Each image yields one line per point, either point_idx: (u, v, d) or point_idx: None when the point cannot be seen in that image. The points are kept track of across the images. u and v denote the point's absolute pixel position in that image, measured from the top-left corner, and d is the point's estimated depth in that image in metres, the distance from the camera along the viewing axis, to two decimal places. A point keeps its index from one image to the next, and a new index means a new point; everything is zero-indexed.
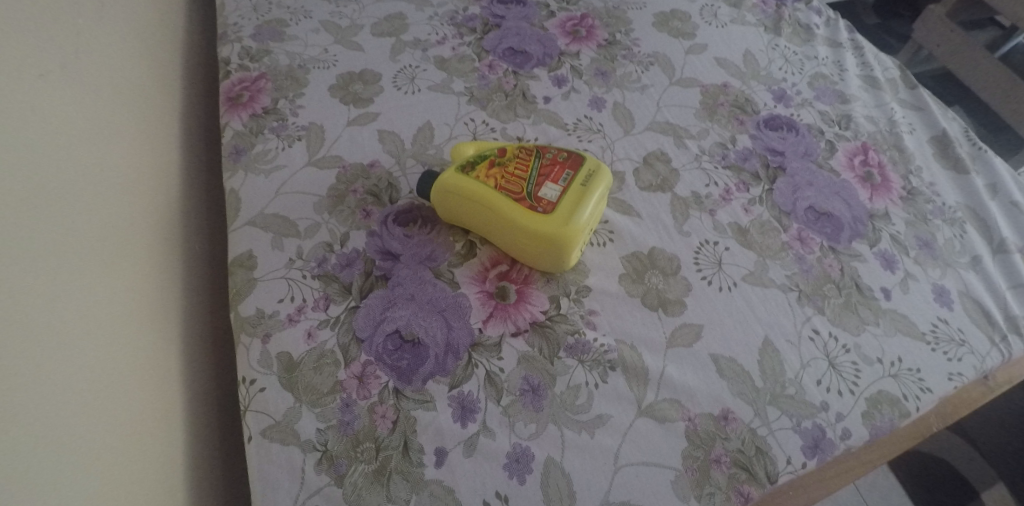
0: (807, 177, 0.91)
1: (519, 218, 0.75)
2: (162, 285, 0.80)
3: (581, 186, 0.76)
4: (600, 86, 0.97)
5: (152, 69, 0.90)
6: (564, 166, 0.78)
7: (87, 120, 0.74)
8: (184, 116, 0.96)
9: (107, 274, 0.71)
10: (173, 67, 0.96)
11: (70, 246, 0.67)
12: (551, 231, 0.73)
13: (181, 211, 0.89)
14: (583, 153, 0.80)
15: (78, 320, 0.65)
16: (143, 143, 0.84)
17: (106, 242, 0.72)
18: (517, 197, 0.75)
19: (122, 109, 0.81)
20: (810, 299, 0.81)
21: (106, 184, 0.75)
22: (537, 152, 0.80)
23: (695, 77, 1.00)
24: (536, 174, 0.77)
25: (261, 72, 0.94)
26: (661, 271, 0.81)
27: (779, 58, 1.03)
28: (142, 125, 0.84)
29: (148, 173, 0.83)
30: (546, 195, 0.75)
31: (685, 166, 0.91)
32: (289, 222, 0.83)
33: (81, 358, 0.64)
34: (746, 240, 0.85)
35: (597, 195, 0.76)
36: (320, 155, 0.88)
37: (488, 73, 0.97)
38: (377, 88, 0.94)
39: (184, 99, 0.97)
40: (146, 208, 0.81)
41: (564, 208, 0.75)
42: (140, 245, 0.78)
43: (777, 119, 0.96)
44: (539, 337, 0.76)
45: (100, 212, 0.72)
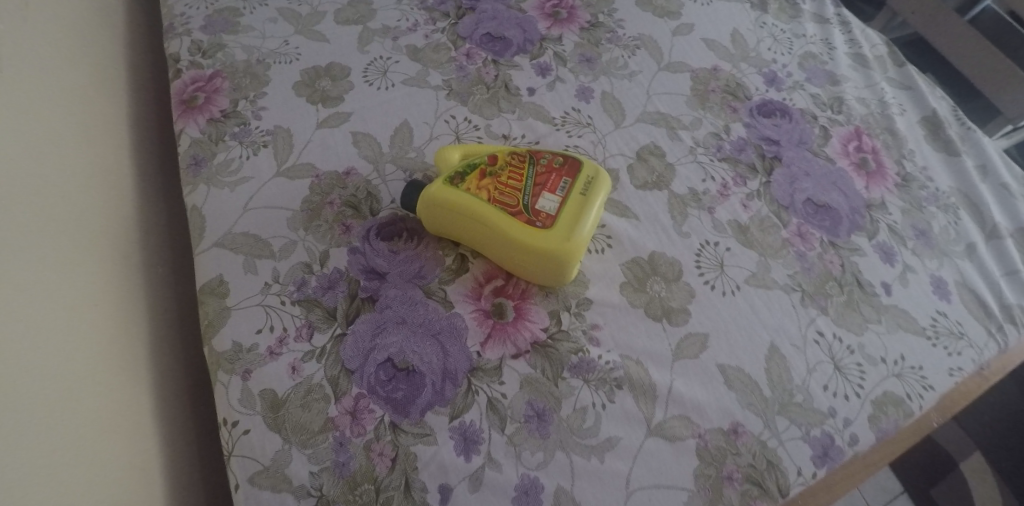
0: (804, 166, 0.87)
1: (516, 233, 0.69)
2: (127, 312, 0.74)
3: (581, 195, 0.71)
4: (585, 74, 0.92)
5: (95, 69, 0.81)
6: (560, 173, 0.73)
7: (26, 137, 0.65)
8: (136, 120, 0.87)
9: (64, 299, 0.64)
10: (119, 65, 0.87)
11: (18, 287, 0.60)
12: (551, 247, 0.68)
13: (141, 226, 0.81)
14: (580, 156, 0.75)
15: (35, 355, 0.59)
16: (92, 155, 0.75)
17: (61, 263, 0.66)
18: (512, 209, 0.70)
19: (64, 119, 0.72)
20: (813, 299, 0.77)
21: (54, 208, 0.67)
22: (530, 157, 0.74)
23: (684, 61, 0.95)
24: (531, 183, 0.72)
25: (216, 70, 0.86)
26: (663, 277, 0.77)
27: (768, 37, 0.98)
28: (89, 134, 0.76)
29: (101, 188, 0.75)
30: (543, 207, 0.70)
31: (680, 160, 0.86)
32: (261, 241, 0.76)
33: (39, 399, 0.58)
34: (747, 238, 0.80)
35: (597, 204, 0.71)
36: (290, 164, 0.81)
37: (466, 63, 0.91)
38: (347, 85, 0.86)
39: (135, 101, 0.88)
40: (102, 228, 0.74)
41: (565, 220, 0.70)
42: (100, 271, 0.71)
43: (770, 104, 0.92)
44: (541, 358, 0.72)
45: (49, 229, 0.66)
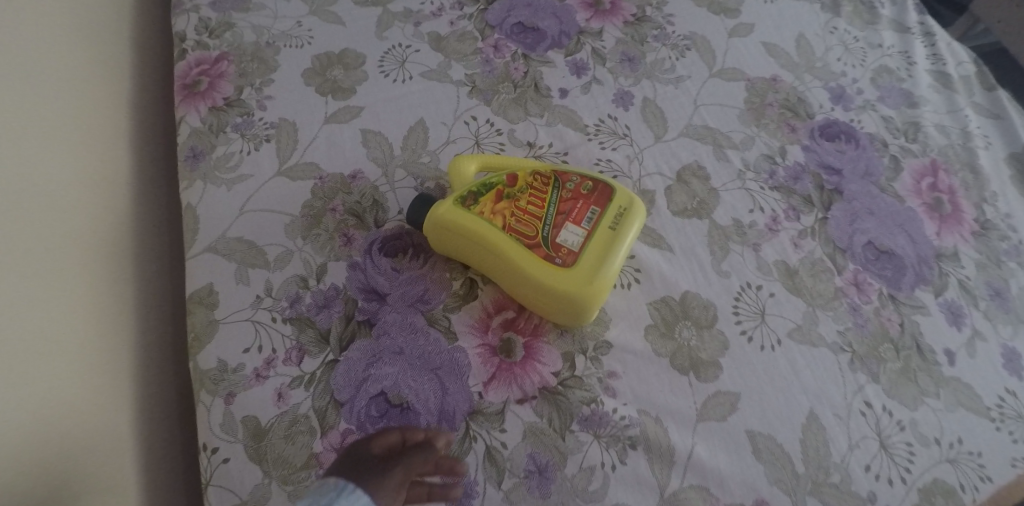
0: (867, 203, 0.77)
1: (532, 270, 0.61)
2: (113, 320, 0.68)
3: (609, 231, 0.63)
4: (626, 76, 0.83)
5: (89, 51, 0.75)
6: (588, 201, 0.64)
7: None
8: (138, 101, 0.81)
9: (27, 304, 0.60)
10: (121, 45, 0.81)
11: None
12: (569, 290, 0.60)
13: (134, 224, 0.75)
14: (613, 183, 0.66)
15: None
16: (77, 147, 0.69)
17: (25, 262, 0.61)
18: (529, 241, 0.62)
19: (43, 108, 0.67)
20: (864, 363, 0.69)
21: (21, 209, 0.62)
22: (556, 179, 0.65)
23: (739, 67, 0.84)
24: (554, 211, 0.63)
25: (222, 52, 0.81)
26: (694, 323, 0.69)
27: (838, 44, 0.87)
28: (76, 123, 0.70)
29: (86, 184, 0.70)
30: (565, 241, 0.62)
31: (726, 185, 0.77)
32: (255, 248, 0.70)
33: None
34: (794, 284, 0.72)
35: (628, 241, 0.63)
36: (291, 162, 0.74)
37: (493, 56, 0.82)
38: (360, 75, 0.80)
39: (139, 79, 0.82)
40: (84, 229, 0.68)
41: (588, 260, 0.61)
42: (80, 278, 0.66)
43: (833, 125, 0.81)
44: (549, 406, 0.65)
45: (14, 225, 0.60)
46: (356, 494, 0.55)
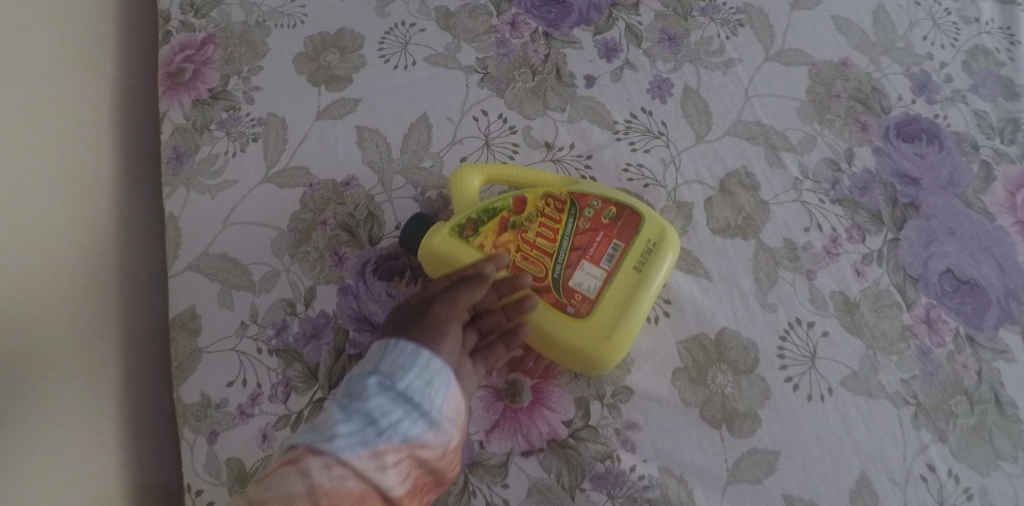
0: (948, 222, 0.66)
1: (538, 318, 0.55)
2: (88, 351, 0.61)
3: (634, 271, 0.55)
4: (665, 58, 0.70)
5: (56, 33, 0.64)
6: (608, 234, 0.57)
7: None
8: (128, 81, 0.71)
9: None
10: (99, 14, 0.69)
11: None
12: (580, 345, 0.54)
13: (120, 229, 0.66)
14: (642, 209, 0.58)
15: None
16: (40, 156, 0.60)
17: None
18: (538, 285, 0.56)
19: None
20: (929, 417, 0.60)
21: None
22: (572, 204, 0.58)
23: (802, 47, 0.71)
24: (568, 247, 0.57)
25: (209, 34, 0.72)
26: (730, 367, 0.60)
27: (925, 19, 0.73)
28: (26, 112, 0.60)
29: (53, 197, 0.61)
30: (578, 285, 0.55)
31: (778, 198, 0.66)
32: (240, 267, 0.63)
33: None
34: (853, 322, 0.62)
35: (654, 285, 0.55)
36: (279, 166, 0.66)
37: (509, 36, 0.71)
38: (357, 61, 0.70)
39: (128, 54, 0.72)
40: (50, 250, 0.59)
41: (605, 308, 0.55)
42: (43, 312, 0.58)
43: (913, 123, 0.69)
44: (559, 460, 0.57)
45: None
46: (399, 348, 0.51)
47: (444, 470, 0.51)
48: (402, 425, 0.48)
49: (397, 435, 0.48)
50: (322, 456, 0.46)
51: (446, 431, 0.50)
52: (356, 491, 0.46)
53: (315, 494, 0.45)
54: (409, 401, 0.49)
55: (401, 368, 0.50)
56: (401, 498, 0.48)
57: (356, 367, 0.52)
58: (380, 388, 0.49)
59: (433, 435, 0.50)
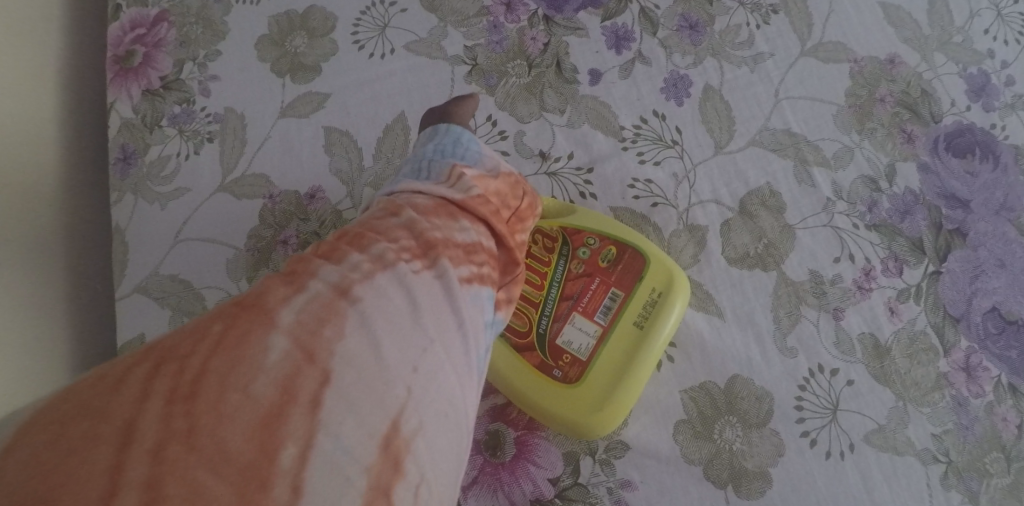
0: (998, 252, 0.58)
1: (522, 381, 0.51)
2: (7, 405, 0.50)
3: (634, 328, 0.52)
4: (683, 51, 0.61)
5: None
6: (605, 281, 0.53)
7: None
8: (71, 65, 0.58)
9: None
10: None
11: None
12: (565, 414, 0.50)
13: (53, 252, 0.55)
14: (649, 248, 0.53)
15: None
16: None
17: None
18: (521, 341, 0.52)
19: None
20: (961, 478, 0.54)
21: None
22: (565, 243, 0.54)
23: (844, 41, 0.61)
24: (557, 296, 0.53)
25: (161, 10, 0.60)
26: (740, 419, 0.53)
27: (987, 7, 0.62)
28: None
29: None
30: (567, 343, 0.52)
31: (805, 222, 0.57)
32: (192, 290, 0.55)
33: None
34: (883, 369, 0.55)
35: (658, 341, 0.51)
36: (237, 173, 0.57)
37: (505, 20, 0.60)
38: (327, 46, 0.59)
39: (70, 28, 0.59)
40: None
41: (598, 371, 0.51)
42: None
43: (966, 134, 0.60)
44: None
45: None
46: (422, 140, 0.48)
47: (515, 200, 0.47)
48: (445, 162, 0.44)
49: (447, 169, 0.44)
50: (388, 196, 0.42)
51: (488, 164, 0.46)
52: (432, 201, 0.41)
53: (386, 203, 0.40)
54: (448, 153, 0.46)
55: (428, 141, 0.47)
56: (483, 199, 0.43)
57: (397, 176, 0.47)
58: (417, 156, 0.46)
59: (479, 168, 0.46)
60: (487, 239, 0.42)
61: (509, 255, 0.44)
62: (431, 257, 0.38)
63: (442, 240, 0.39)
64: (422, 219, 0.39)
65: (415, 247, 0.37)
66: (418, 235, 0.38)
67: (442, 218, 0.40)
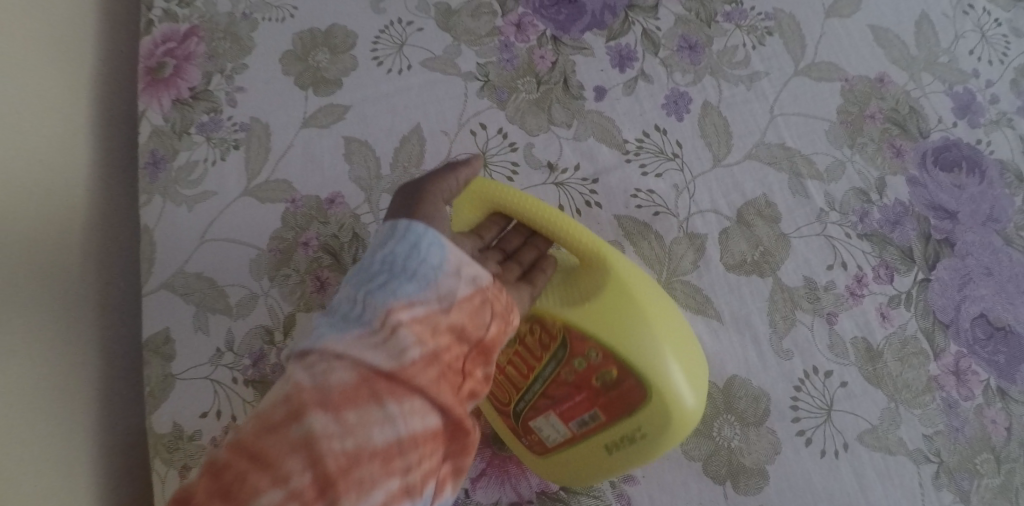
0: (985, 260, 0.60)
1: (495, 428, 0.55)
2: (60, 366, 0.57)
3: (602, 450, 0.51)
4: (684, 69, 0.64)
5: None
6: (592, 400, 0.50)
7: None
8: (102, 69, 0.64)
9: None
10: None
11: None
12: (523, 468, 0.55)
13: (94, 219, 0.62)
14: (653, 383, 0.48)
15: None
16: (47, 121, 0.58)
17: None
18: (498, 404, 0.53)
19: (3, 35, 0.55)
20: (952, 478, 0.56)
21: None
22: (563, 346, 0.50)
23: (836, 61, 0.64)
24: (540, 391, 0.51)
25: (192, 25, 0.64)
26: (738, 418, 0.56)
27: (972, 30, 0.66)
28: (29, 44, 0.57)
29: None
30: (539, 429, 0.52)
31: (800, 231, 0.60)
32: (216, 287, 0.58)
33: None
34: (875, 371, 0.57)
35: (621, 462, 0.51)
36: (261, 179, 0.60)
37: (515, 39, 0.64)
38: (348, 61, 0.63)
39: None
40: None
41: (558, 460, 0.53)
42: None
43: (953, 149, 0.63)
44: None
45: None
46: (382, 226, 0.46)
47: (475, 332, 0.44)
48: (380, 301, 0.42)
49: (378, 313, 0.42)
50: (306, 364, 0.40)
51: (434, 288, 0.44)
52: (350, 381, 0.40)
53: (291, 396, 0.39)
54: (385, 281, 0.43)
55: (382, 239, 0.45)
56: (417, 365, 0.41)
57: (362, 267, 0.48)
58: (364, 271, 0.44)
59: (425, 301, 0.43)
60: (419, 419, 0.40)
61: (455, 422, 0.42)
62: (328, 497, 0.38)
63: (344, 464, 0.38)
64: (323, 431, 0.38)
65: (310, 488, 0.37)
66: (316, 465, 0.38)
67: (358, 413, 0.39)
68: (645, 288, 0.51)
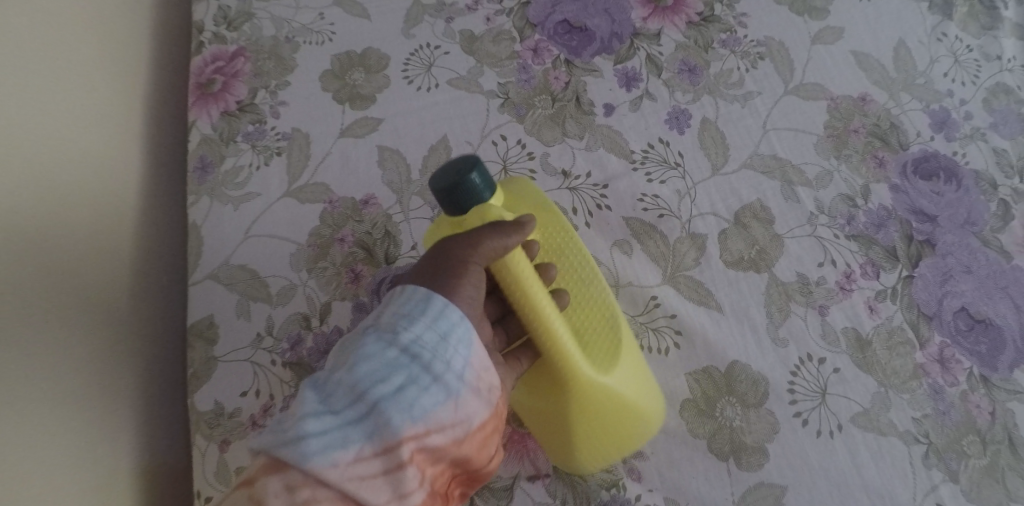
0: (964, 259, 0.66)
1: None
2: (142, 340, 0.65)
3: None
4: (684, 89, 0.71)
5: (77, 49, 0.63)
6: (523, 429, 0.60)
7: (48, 42, 0.60)
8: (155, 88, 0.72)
9: (94, 193, 0.62)
10: (103, 19, 0.67)
11: (57, 184, 0.58)
12: None
13: (163, 214, 0.70)
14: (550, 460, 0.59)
15: (64, 251, 0.58)
16: (130, 131, 0.68)
17: (91, 158, 0.63)
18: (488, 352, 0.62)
19: (93, 60, 0.65)
20: (941, 458, 0.60)
21: (87, 125, 0.63)
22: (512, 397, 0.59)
23: (821, 82, 0.71)
24: None
25: (239, 47, 0.71)
26: (739, 400, 0.60)
27: (945, 55, 0.73)
28: (112, 68, 0.67)
29: (41, 220, 0.56)
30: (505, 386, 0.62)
31: (792, 232, 0.66)
32: (258, 278, 0.63)
33: (65, 294, 0.58)
34: (865, 359, 0.62)
35: None
36: (301, 182, 0.66)
37: (531, 62, 0.71)
38: (382, 80, 0.70)
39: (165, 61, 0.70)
40: (2, 288, 0.52)
41: None
42: (36, 349, 0.54)
43: (931, 160, 0.69)
44: (564, 486, 0.58)
45: (80, 122, 0.62)
46: (409, 290, 0.50)
47: (473, 461, 0.50)
48: (394, 425, 0.45)
49: (390, 436, 0.45)
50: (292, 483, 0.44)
51: (449, 416, 0.48)
52: None
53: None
54: (401, 396, 0.46)
55: (404, 333, 0.48)
56: None
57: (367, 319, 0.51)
58: (377, 373, 0.46)
59: (438, 434, 0.47)
60: None
61: None
62: None
63: None
64: None
65: None
66: None
67: None
68: (585, 420, 0.55)
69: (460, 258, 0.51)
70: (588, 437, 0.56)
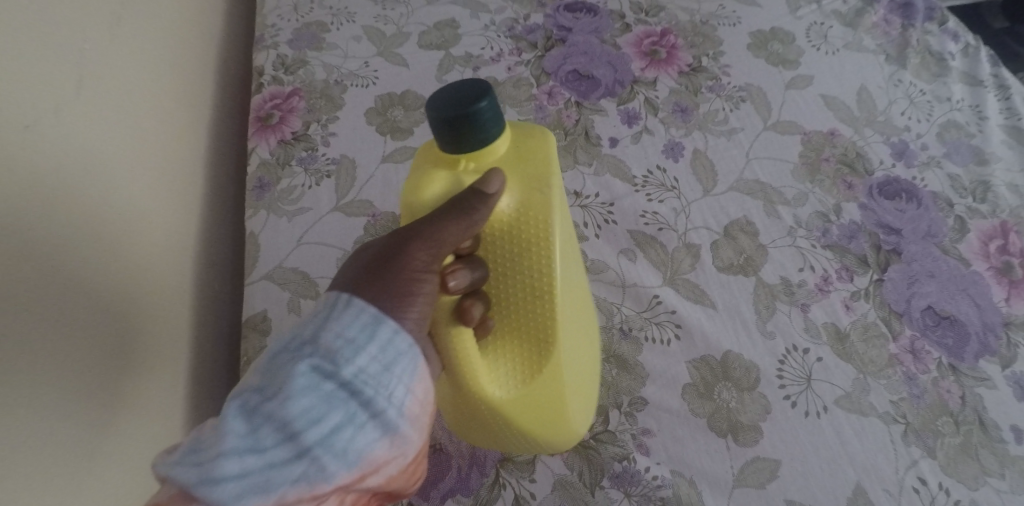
0: (928, 265, 0.75)
1: None
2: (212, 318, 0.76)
3: None
4: (677, 126, 0.82)
5: (177, 83, 0.76)
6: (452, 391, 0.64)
7: (162, 75, 0.73)
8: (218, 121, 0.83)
9: (189, 197, 0.75)
10: (189, 60, 0.79)
11: (169, 191, 0.71)
12: None
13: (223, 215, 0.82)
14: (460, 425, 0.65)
15: (171, 243, 0.70)
16: (207, 149, 0.81)
17: (187, 169, 0.75)
18: None
19: (185, 91, 0.78)
20: (918, 436, 0.67)
21: (184, 143, 0.76)
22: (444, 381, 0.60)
23: (796, 119, 0.83)
24: None
25: (295, 88, 0.83)
26: (734, 384, 0.68)
27: (901, 98, 0.85)
28: (195, 96, 0.80)
29: (162, 220, 0.69)
30: None
31: (775, 242, 0.75)
32: (308, 279, 0.72)
33: (171, 276, 0.69)
34: (845, 350, 0.70)
35: None
36: (348, 198, 0.76)
37: (546, 103, 0.83)
38: (418, 116, 0.81)
39: None
40: (141, 273, 0.64)
41: None
42: (156, 323, 0.66)
43: (893, 183, 0.79)
44: (580, 459, 0.65)
45: (179, 140, 0.75)
46: (356, 308, 0.48)
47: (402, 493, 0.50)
48: (326, 471, 0.44)
49: (321, 483, 0.44)
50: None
51: (384, 455, 0.47)
52: None
53: None
54: (335, 439, 0.44)
55: (339, 368, 0.46)
56: None
57: (304, 321, 0.48)
58: (308, 414, 0.44)
59: (373, 474, 0.46)
60: None
61: None
62: None
63: None
64: None
65: None
66: None
67: None
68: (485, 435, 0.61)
69: (415, 272, 0.50)
70: (472, 436, 0.62)
